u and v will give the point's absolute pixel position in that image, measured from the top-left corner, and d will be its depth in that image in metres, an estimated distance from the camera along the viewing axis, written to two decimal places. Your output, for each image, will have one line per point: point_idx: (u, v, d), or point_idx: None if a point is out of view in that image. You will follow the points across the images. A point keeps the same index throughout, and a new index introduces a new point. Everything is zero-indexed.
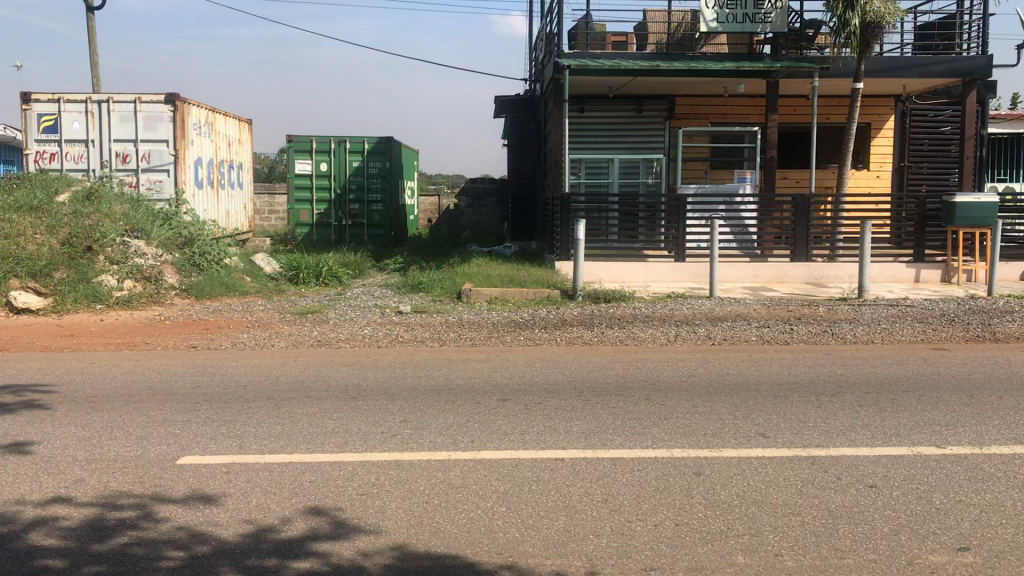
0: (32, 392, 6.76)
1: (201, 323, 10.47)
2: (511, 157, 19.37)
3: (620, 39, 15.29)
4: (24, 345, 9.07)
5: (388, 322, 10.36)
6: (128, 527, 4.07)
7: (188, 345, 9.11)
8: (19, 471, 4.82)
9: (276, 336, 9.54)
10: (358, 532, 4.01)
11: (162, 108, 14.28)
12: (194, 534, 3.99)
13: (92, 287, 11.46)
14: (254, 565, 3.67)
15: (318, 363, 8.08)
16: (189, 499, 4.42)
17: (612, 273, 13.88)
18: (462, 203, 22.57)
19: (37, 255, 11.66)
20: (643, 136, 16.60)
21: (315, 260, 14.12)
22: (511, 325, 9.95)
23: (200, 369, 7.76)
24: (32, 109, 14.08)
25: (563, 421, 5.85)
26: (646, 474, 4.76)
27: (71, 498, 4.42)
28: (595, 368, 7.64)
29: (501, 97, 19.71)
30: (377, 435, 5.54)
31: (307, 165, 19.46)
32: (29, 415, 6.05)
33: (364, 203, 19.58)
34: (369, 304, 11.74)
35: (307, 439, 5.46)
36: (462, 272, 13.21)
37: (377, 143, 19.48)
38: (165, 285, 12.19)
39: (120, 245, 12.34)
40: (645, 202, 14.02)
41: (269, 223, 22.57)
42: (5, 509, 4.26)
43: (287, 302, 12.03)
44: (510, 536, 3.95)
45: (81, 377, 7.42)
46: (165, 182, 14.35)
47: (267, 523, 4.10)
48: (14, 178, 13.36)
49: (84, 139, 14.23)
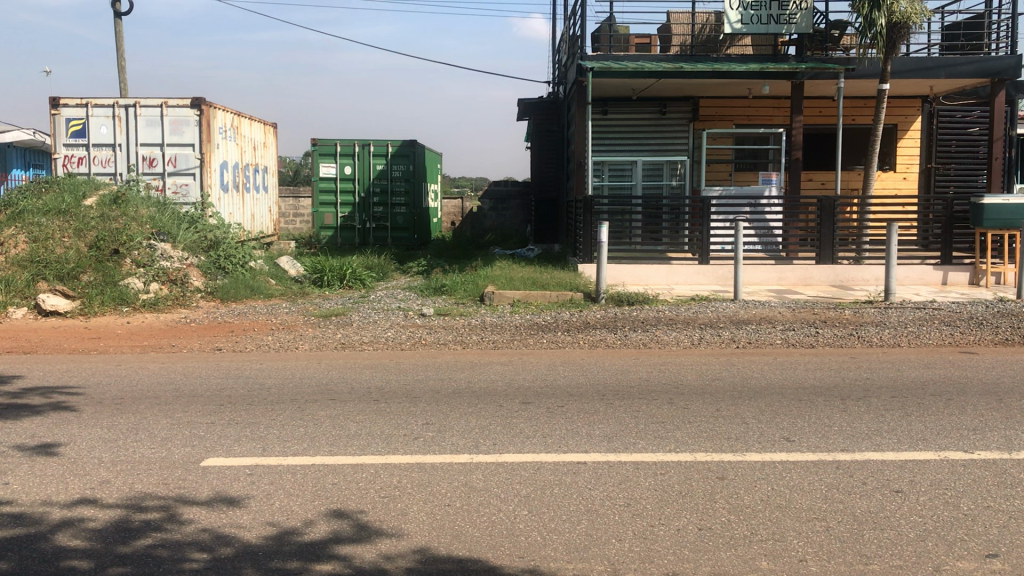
0: (59, 394, 6.85)
1: (227, 325, 10.59)
2: (535, 160, 19.40)
3: (643, 41, 15.25)
4: (52, 347, 9.19)
5: (411, 324, 10.42)
6: (152, 528, 4.10)
7: (213, 346, 9.22)
8: (46, 472, 4.88)
9: (300, 338, 9.65)
10: (380, 535, 4.02)
11: (188, 111, 14.41)
12: (218, 536, 4.01)
13: (119, 289, 11.58)
14: (277, 567, 3.69)
15: (341, 365, 8.14)
16: (212, 500, 4.45)
17: (635, 276, 13.80)
18: (484, 206, 22.51)
19: (65, 258, 11.79)
20: (666, 139, 16.59)
21: (340, 263, 14.19)
22: (534, 327, 9.96)
23: (226, 371, 7.82)
24: (60, 114, 14.25)
25: (586, 424, 5.83)
26: (669, 478, 4.74)
27: (97, 499, 4.46)
28: (618, 371, 7.62)
29: (523, 101, 19.73)
30: (400, 437, 5.56)
31: (331, 168, 19.53)
32: (57, 417, 6.12)
33: (388, 207, 19.64)
34: (392, 306, 11.80)
35: (330, 441, 5.48)
36: (484, 275, 13.17)
37: (401, 147, 19.53)
38: (191, 288, 12.29)
39: (147, 247, 12.43)
40: (668, 204, 13.99)
41: (294, 225, 22.79)
42: (32, 510, 4.31)
43: (311, 304, 12.12)
44: (532, 540, 3.95)
45: (108, 379, 7.50)
46: (192, 185, 14.49)
47: (289, 525, 4.12)
48: (43, 182, 13.50)
49: (112, 144, 14.37)
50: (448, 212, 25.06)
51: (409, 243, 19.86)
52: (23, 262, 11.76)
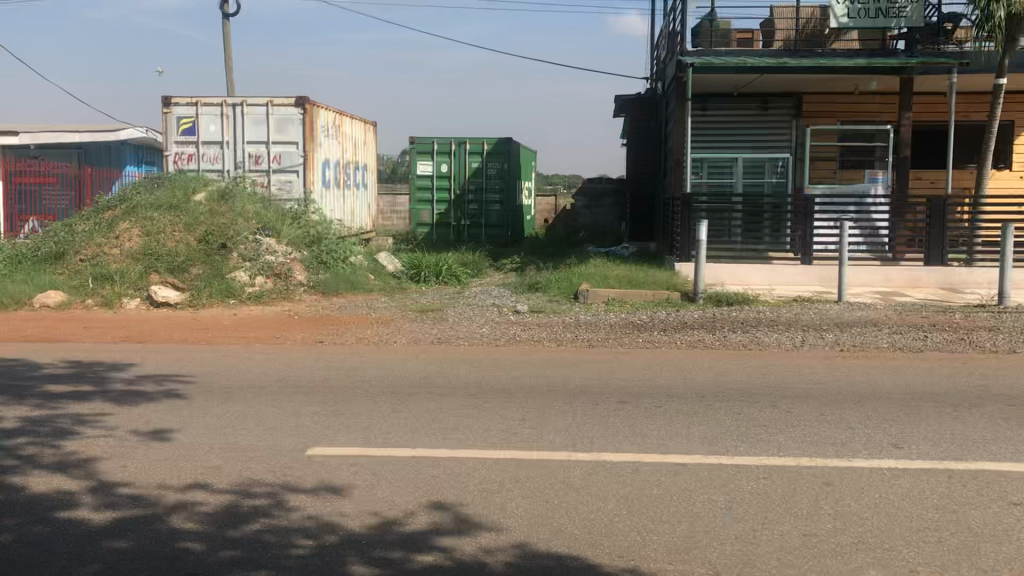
0: (171, 382, 7.13)
1: (328, 319, 10.79)
2: (632, 159, 19.25)
3: (746, 36, 14.94)
4: (163, 337, 9.58)
5: (505, 321, 10.48)
6: (261, 514, 4.23)
7: (316, 339, 9.44)
8: (161, 456, 5.08)
9: (398, 332, 9.77)
10: (479, 528, 4.05)
11: (292, 110, 14.77)
12: (323, 523, 4.11)
13: (226, 283, 11.97)
14: (380, 557, 3.75)
15: (439, 360, 8.23)
16: (317, 489, 4.56)
17: (735, 276, 13.50)
18: (579, 203, 22.39)
19: (176, 251, 12.34)
20: (769, 136, 16.23)
21: (436, 260, 14.35)
22: (630, 327, 9.88)
23: (328, 363, 8.01)
24: (172, 112, 14.82)
25: (686, 426, 5.76)
26: (772, 483, 4.64)
27: (208, 484, 4.63)
28: (718, 372, 7.50)
29: (621, 97, 19.61)
30: (497, 433, 5.59)
31: (428, 166, 19.83)
32: (170, 403, 6.37)
33: (482, 204, 19.76)
34: (487, 303, 11.87)
35: (429, 434, 5.55)
36: (580, 272, 13.15)
37: (497, 144, 19.66)
38: (294, 282, 12.61)
39: (252, 242, 12.85)
40: (770, 203, 13.70)
41: (391, 222, 23.23)
42: (149, 492, 4.50)
43: (408, 300, 12.29)
44: (632, 540, 3.92)
45: (218, 368, 7.76)
46: (294, 183, 14.87)
47: (392, 515, 4.20)
48: (156, 178, 14.15)
49: (220, 141, 14.87)
50: (542, 209, 25.12)
51: (503, 240, 19.92)
52: (138, 255, 12.40)
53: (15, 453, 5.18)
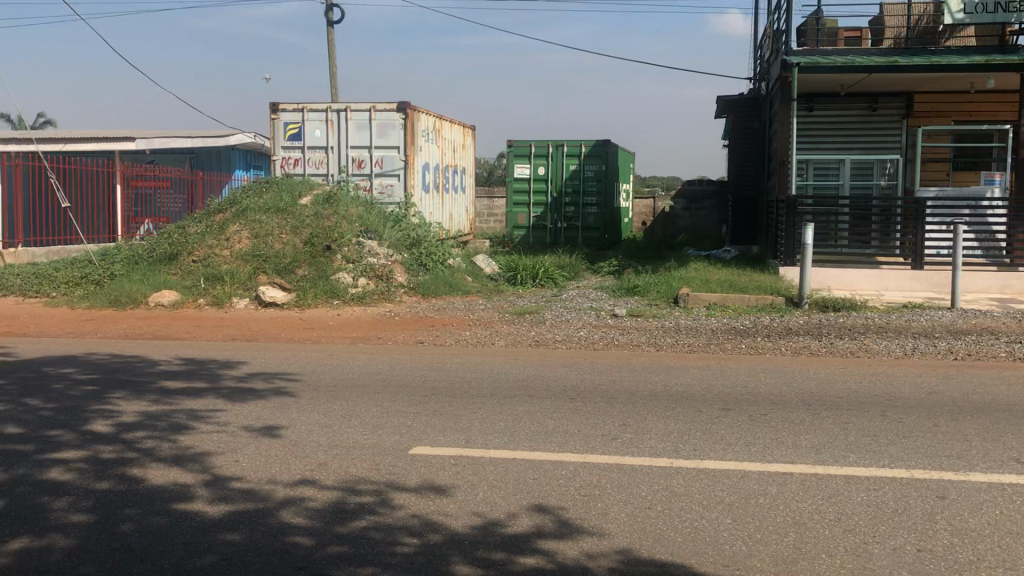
0: (279, 380, 7.35)
1: (428, 320, 10.95)
2: (733, 161, 18.93)
3: (854, 34, 14.52)
4: (271, 335, 9.89)
5: (604, 324, 10.44)
6: (367, 511, 4.32)
7: (416, 340, 9.59)
8: (271, 452, 5.24)
9: (496, 334, 9.85)
10: (582, 532, 4.05)
11: (394, 115, 15.04)
12: (427, 522, 4.16)
13: (330, 283, 12.28)
14: (484, 557, 3.78)
15: (538, 362, 8.26)
16: (421, 488, 4.63)
17: (841, 281, 13.10)
18: (678, 206, 22.12)
19: (284, 253, 12.74)
20: (878, 136, 15.72)
21: (533, 262, 14.39)
22: (731, 332, 9.71)
23: (429, 364, 8.12)
24: (280, 118, 15.27)
25: (791, 434, 5.64)
26: (883, 495, 4.49)
27: (316, 480, 4.75)
28: (824, 380, 7.31)
29: (722, 98, 19.30)
30: (598, 437, 5.57)
31: (526, 169, 19.92)
32: (278, 401, 6.57)
33: (580, 207, 19.73)
34: (585, 306, 11.85)
35: (530, 436, 5.58)
36: (680, 276, 13.02)
37: (595, 146, 19.59)
38: (395, 284, 12.83)
39: (355, 244, 13.13)
40: (879, 206, 13.28)
41: (488, 225, 23.42)
42: (260, 487, 4.64)
43: (506, 302, 12.36)
44: (737, 549, 3.86)
45: (323, 368, 7.96)
46: (396, 186, 15.13)
47: (494, 517, 4.23)
48: (264, 182, 14.62)
49: (325, 146, 15.25)
50: (639, 212, 24.94)
51: (600, 242, 19.83)
52: (247, 256, 12.84)
53: (135, 446, 5.42)
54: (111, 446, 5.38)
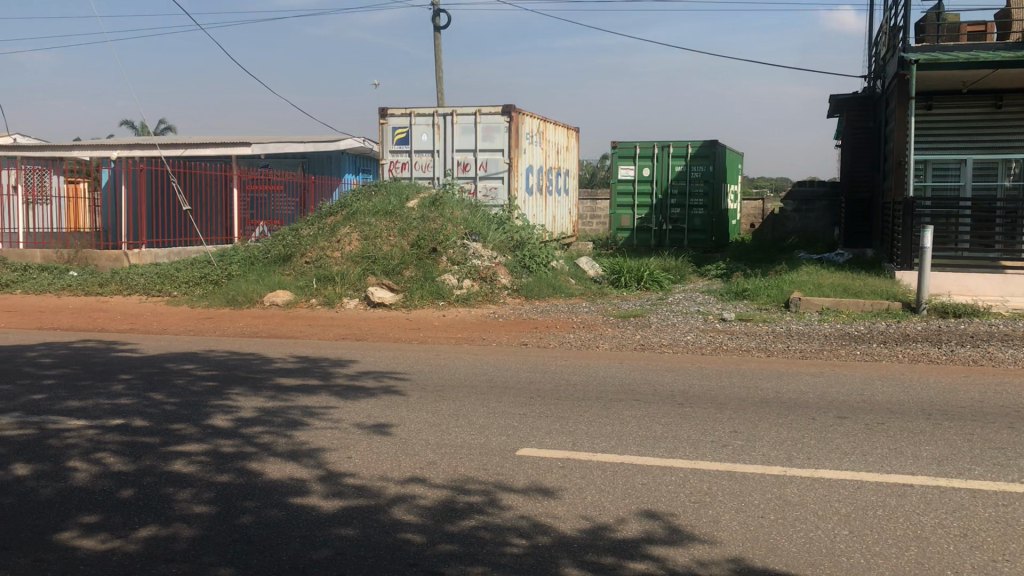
0: (388, 379, 7.48)
1: (532, 322, 11.00)
2: (846, 160, 18.38)
3: (978, 28, 13.89)
4: (379, 335, 10.09)
5: (711, 329, 10.27)
6: (477, 511, 4.35)
7: (520, 341, 9.64)
8: (383, 450, 5.34)
9: (601, 337, 9.80)
10: (693, 540, 3.99)
11: (499, 118, 15.15)
12: (536, 524, 4.17)
13: (436, 285, 12.45)
14: (593, 561, 3.77)
15: (644, 366, 8.18)
16: (529, 490, 4.64)
17: (962, 286, 12.44)
18: (788, 207, 21.58)
19: (392, 255, 12.98)
20: (1002, 134, 15.00)
21: (638, 265, 14.27)
22: (845, 338, 9.42)
23: (534, 366, 8.14)
24: (388, 123, 15.57)
25: (910, 444, 5.43)
26: (1012, 512, 4.28)
27: (426, 478, 4.82)
28: (945, 389, 7.00)
29: (834, 97, 18.74)
30: (707, 443, 5.48)
31: (630, 170, 19.80)
32: (388, 399, 6.70)
33: (685, 208, 19.46)
34: (692, 309, 11.69)
35: (638, 441, 5.52)
36: (790, 280, 12.71)
37: (701, 147, 19.28)
38: (499, 285, 12.90)
39: (460, 247, 13.28)
40: (1003, 207, 12.68)
41: (591, 227, 23.36)
42: (372, 484, 4.74)
43: (610, 305, 12.29)
44: (855, 562, 3.73)
45: (430, 367, 8.07)
46: (500, 189, 15.23)
47: (603, 521, 4.20)
48: (372, 185, 14.93)
49: (431, 150, 15.48)
50: (748, 214, 24.45)
51: (706, 245, 19.53)
52: (356, 258, 13.15)
53: (253, 440, 5.60)
54: (230, 440, 5.59)
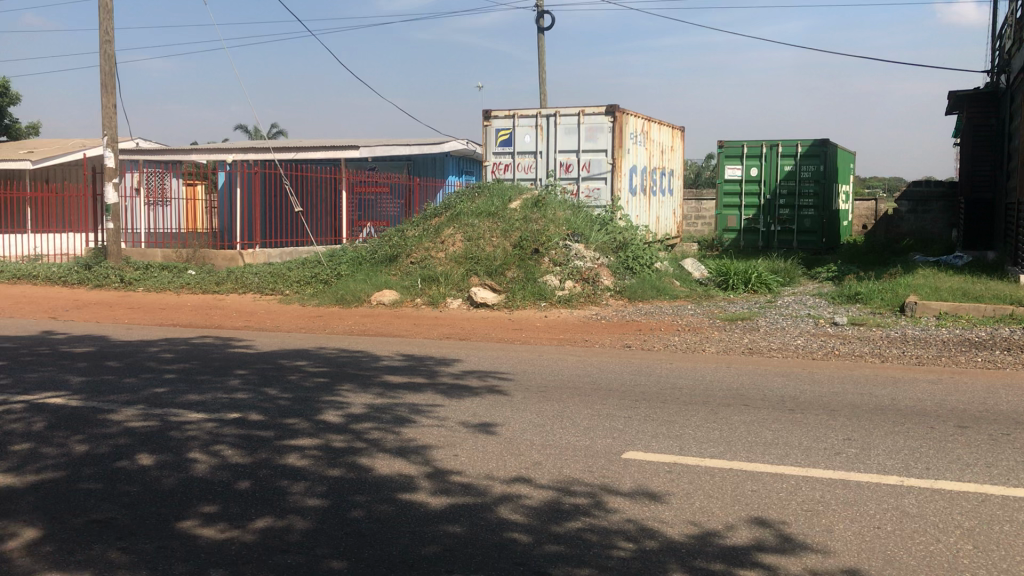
0: (493, 378, 7.54)
1: (635, 324, 10.92)
2: (967, 159, 17.62)
3: None
4: (482, 335, 10.18)
5: (822, 333, 9.99)
6: (583, 512, 4.34)
7: (624, 344, 9.58)
8: (489, 449, 5.39)
9: (707, 340, 9.66)
10: (805, 549, 3.89)
11: (603, 119, 15.05)
12: (643, 528, 4.14)
13: (538, 286, 12.49)
14: (702, 567, 3.71)
15: (752, 371, 8.02)
16: (635, 493, 4.60)
17: None
18: (903, 208, 20.81)
19: (495, 256, 13.08)
20: None
21: (745, 267, 13.98)
22: (965, 344, 9.03)
23: (639, 369, 8.08)
24: (491, 125, 15.72)
25: None
26: None
27: (532, 478, 4.84)
28: None
29: (953, 93, 17.96)
30: (820, 451, 5.33)
31: (737, 170, 19.46)
32: (492, 398, 6.75)
33: (794, 209, 18.99)
34: (802, 313, 11.40)
35: (747, 447, 5.42)
36: (906, 283, 12.25)
37: (811, 146, 18.76)
38: (601, 287, 12.83)
39: (563, 247, 13.27)
40: None
41: (696, 228, 23.05)
42: (478, 482, 4.78)
43: (716, 308, 12.08)
44: None
45: (535, 368, 8.10)
46: (603, 190, 15.13)
47: (711, 527, 4.14)
48: (476, 187, 15.08)
49: (534, 151, 15.55)
50: (860, 214, 23.70)
51: (816, 247, 19.00)
52: (460, 258, 13.31)
53: (363, 436, 5.73)
54: (341, 436, 5.73)
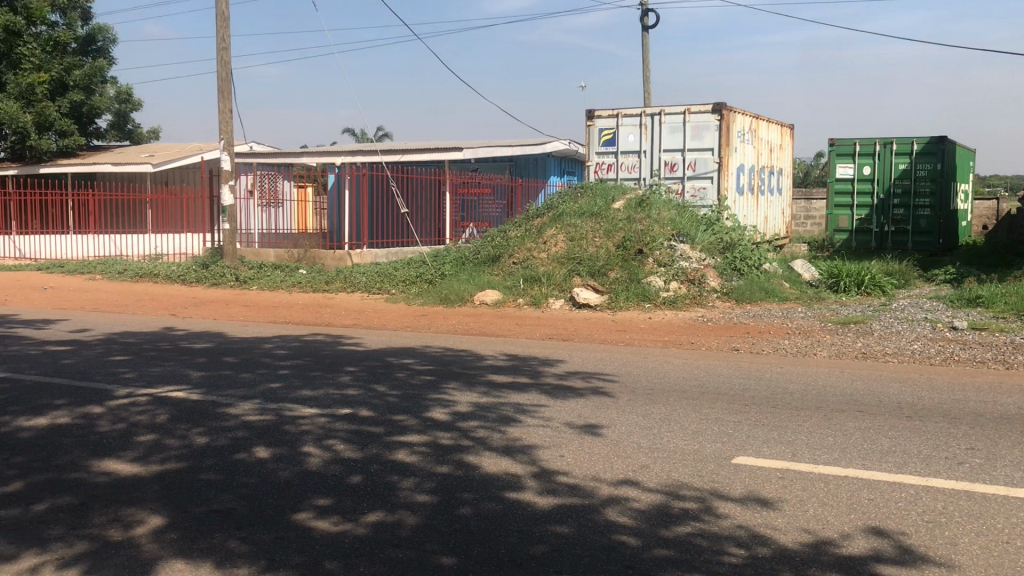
0: (597, 379, 7.51)
1: (743, 326, 10.71)
2: None
3: None
4: (586, 336, 10.16)
5: (940, 337, 9.60)
6: (692, 517, 4.28)
7: (731, 346, 9.41)
8: (595, 450, 5.37)
9: (818, 344, 9.41)
10: (927, 562, 3.74)
11: (709, 117, 14.77)
12: (754, 535, 4.05)
13: (642, 287, 12.39)
14: None
15: (866, 376, 7.77)
16: (746, 499, 4.51)
17: None
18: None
19: (598, 256, 13.04)
20: None
21: (858, 268, 13.54)
22: None
23: (746, 372, 7.93)
24: (595, 124, 15.68)
25: None
26: None
27: (639, 481, 4.80)
28: None
29: None
30: (940, 460, 5.12)
31: (849, 168, 18.86)
32: (597, 399, 6.73)
33: (910, 208, 18.30)
34: (918, 316, 10.97)
35: (863, 454, 5.25)
36: None
37: (929, 143, 18.03)
38: (707, 288, 12.63)
39: (667, 248, 13.13)
40: None
41: (805, 228, 22.46)
42: (585, 483, 4.77)
43: (828, 310, 11.75)
44: None
45: (639, 369, 8.03)
46: (709, 189, 14.87)
47: (826, 536, 4.02)
48: (579, 188, 15.06)
49: (638, 150, 15.43)
50: (980, 214, 22.68)
51: (933, 248, 18.28)
52: (562, 259, 13.33)
53: (469, 434, 5.79)
54: (449, 433, 5.80)
